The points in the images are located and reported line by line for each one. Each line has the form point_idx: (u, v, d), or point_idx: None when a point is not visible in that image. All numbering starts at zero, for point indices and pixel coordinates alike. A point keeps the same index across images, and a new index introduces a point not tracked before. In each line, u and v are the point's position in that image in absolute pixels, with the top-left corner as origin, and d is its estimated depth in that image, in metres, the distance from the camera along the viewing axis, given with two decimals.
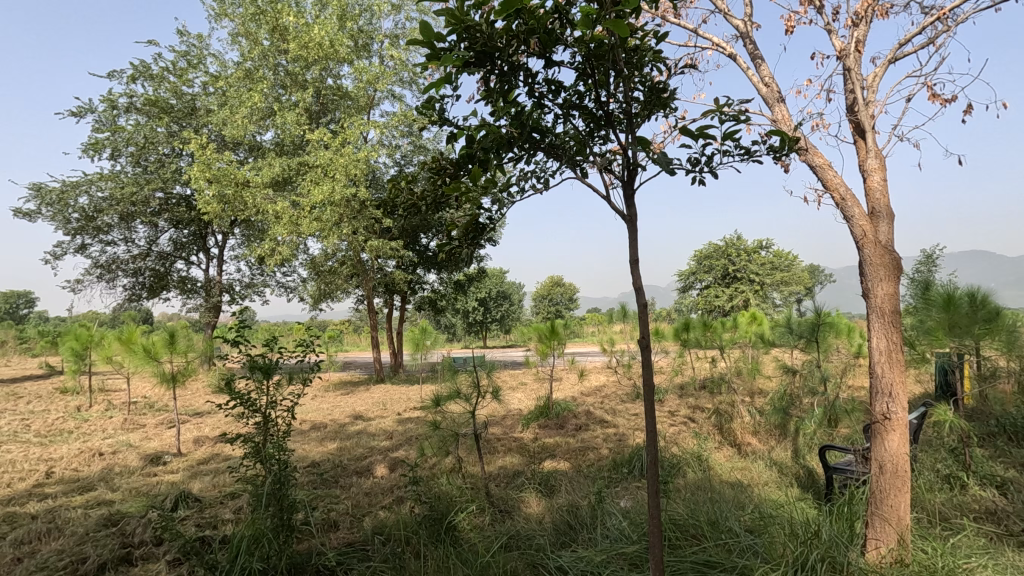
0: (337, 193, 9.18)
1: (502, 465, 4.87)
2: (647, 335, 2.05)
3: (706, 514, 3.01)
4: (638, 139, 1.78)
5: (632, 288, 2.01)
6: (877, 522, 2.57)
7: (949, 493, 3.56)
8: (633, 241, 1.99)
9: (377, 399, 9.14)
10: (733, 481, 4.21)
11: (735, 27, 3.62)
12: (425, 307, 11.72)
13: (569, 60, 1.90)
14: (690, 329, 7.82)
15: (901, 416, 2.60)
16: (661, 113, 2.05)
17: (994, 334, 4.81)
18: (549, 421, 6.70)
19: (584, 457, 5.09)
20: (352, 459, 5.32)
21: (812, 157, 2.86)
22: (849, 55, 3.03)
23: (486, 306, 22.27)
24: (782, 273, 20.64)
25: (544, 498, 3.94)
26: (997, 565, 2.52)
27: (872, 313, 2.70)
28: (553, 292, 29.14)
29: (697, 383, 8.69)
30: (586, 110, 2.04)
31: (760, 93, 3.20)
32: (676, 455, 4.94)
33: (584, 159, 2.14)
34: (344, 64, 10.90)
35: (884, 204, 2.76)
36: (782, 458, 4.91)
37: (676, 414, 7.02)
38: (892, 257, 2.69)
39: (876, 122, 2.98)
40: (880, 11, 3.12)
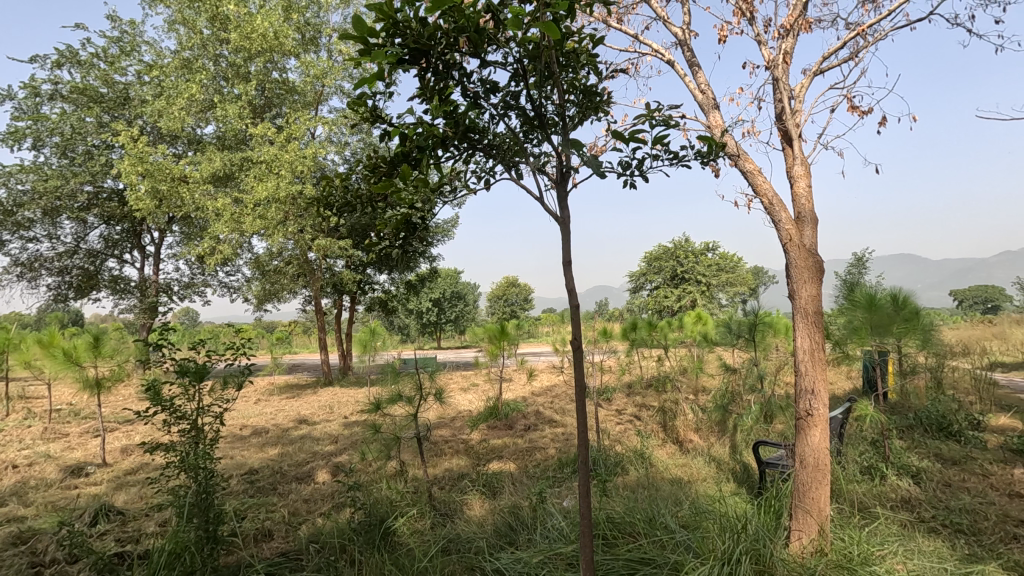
0: (282, 190, 8.86)
1: (448, 468, 4.83)
2: (579, 336, 2.06)
3: (643, 511, 3.06)
4: (571, 142, 1.80)
5: (564, 289, 2.02)
6: (800, 514, 2.68)
7: (869, 484, 3.77)
8: (565, 244, 2.00)
9: (324, 402, 8.88)
10: (672, 477, 4.32)
11: (674, 35, 3.71)
12: (375, 308, 11.49)
13: (502, 61, 1.89)
14: (638, 329, 7.98)
15: (821, 412, 2.73)
16: (595, 116, 2.08)
17: (911, 333, 5.14)
18: (498, 422, 6.69)
19: (530, 457, 5.12)
20: (293, 465, 5.15)
21: (742, 162, 2.95)
22: (778, 66, 3.16)
23: (440, 307, 22.16)
24: (727, 275, 21.39)
25: (487, 500, 3.93)
26: (906, 552, 2.68)
27: (797, 314, 2.82)
28: (508, 292, 29.16)
29: (644, 381, 8.90)
30: (522, 110, 2.03)
31: (697, 100, 3.29)
32: (619, 453, 5.02)
33: (520, 160, 2.14)
34: (290, 57, 10.57)
35: (809, 209, 2.89)
36: (719, 453, 5.07)
37: (623, 413, 7.14)
38: (815, 260, 2.80)
39: (802, 130, 3.11)
40: (805, 26, 3.28)
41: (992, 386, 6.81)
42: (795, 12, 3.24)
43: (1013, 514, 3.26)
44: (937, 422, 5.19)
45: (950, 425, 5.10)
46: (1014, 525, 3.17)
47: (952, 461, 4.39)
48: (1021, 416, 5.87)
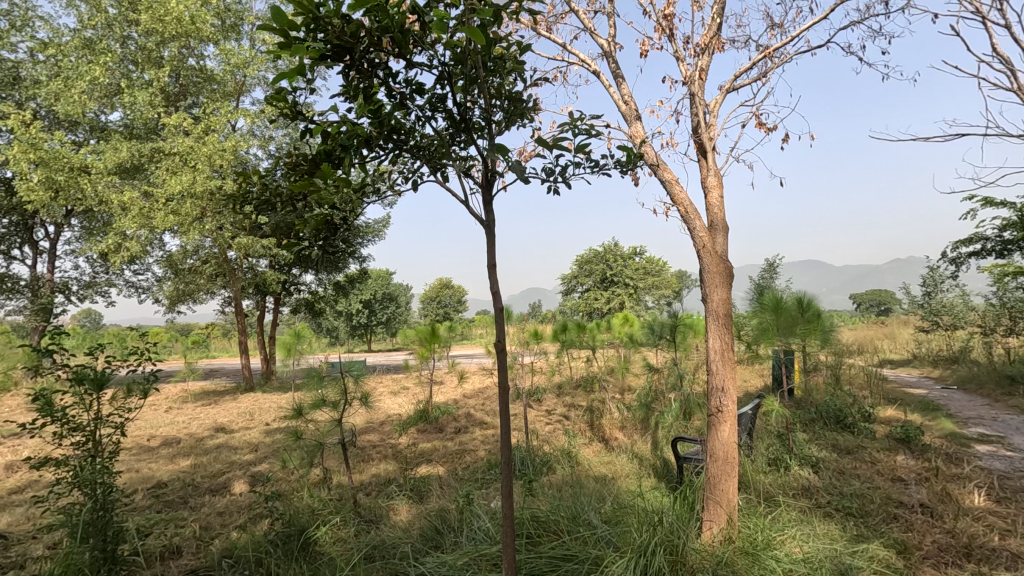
0: (198, 184, 8.32)
1: (375, 474, 4.72)
2: (503, 339, 2.08)
3: (568, 509, 3.14)
4: (497, 147, 1.83)
5: (489, 292, 2.04)
6: (711, 505, 2.85)
7: (774, 474, 4.06)
8: (491, 248, 2.02)
9: (243, 409, 8.43)
10: (597, 475, 4.46)
11: (600, 46, 3.84)
12: (301, 309, 11.03)
13: (429, 63, 1.88)
14: (568, 331, 8.14)
15: (730, 408, 2.90)
16: (521, 122, 2.12)
17: (812, 334, 5.59)
18: (428, 425, 6.62)
19: (459, 460, 5.10)
20: (207, 476, 4.85)
21: (661, 172, 3.10)
22: (694, 81, 3.35)
23: (371, 308, 21.69)
24: (652, 278, 22.27)
25: (414, 505, 3.89)
26: (804, 535, 2.91)
27: (709, 317, 2.99)
28: (441, 294, 28.86)
29: (573, 381, 9.10)
30: (448, 113, 2.04)
31: (620, 110, 3.42)
32: (547, 453, 5.11)
33: (446, 162, 2.14)
34: (208, 44, 9.97)
35: (721, 218, 3.08)
36: (642, 450, 5.28)
37: (552, 413, 7.28)
38: (725, 265, 2.99)
39: (716, 143, 3.31)
40: (719, 45, 3.50)
41: (881, 381, 7.52)
42: (710, 32, 3.44)
43: (895, 497, 3.61)
44: (834, 415, 5.66)
45: (845, 418, 5.58)
46: (895, 506, 3.51)
47: (846, 451, 4.80)
48: (905, 408, 6.51)
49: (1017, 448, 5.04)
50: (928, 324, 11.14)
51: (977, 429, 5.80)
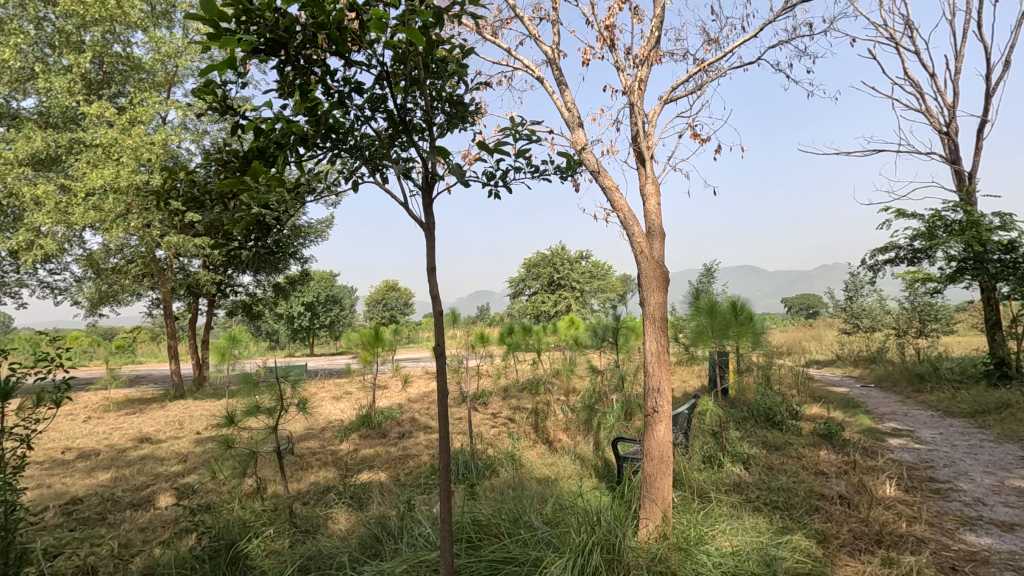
0: (123, 178, 7.79)
1: (313, 482, 4.57)
2: (442, 342, 2.06)
3: (509, 511, 3.15)
4: (438, 150, 1.82)
5: (429, 295, 2.02)
6: (647, 503, 2.93)
7: (709, 471, 4.22)
8: (430, 250, 2.01)
9: (172, 417, 7.96)
10: (540, 477, 4.50)
11: (544, 53, 3.89)
12: (237, 312, 10.54)
13: (369, 63, 1.85)
14: (513, 334, 8.17)
15: (665, 409, 2.99)
16: (463, 126, 2.11)
17: (743, 336, 5.85)
18: (371, 430, 6.47)
19: (402, 465, 5.02)
20: (129, 490, 4.55)
21: (602, 178, 3.17)
22: (634, 92, 3.45)
23: (313, 311, 21.03)
24: (598, 282, 22.75)
25: (354, 513, 3.79)
26: (732, 529, 3.05)
27: (646, 320, 3.08)
28: (388, 296, 28.35)
29: (519, 384, 9.15)
30: (388, 113, 2.00)
31: (563, 117, 3.47)
32: (491, 456, 5.12)
33: (386, 163, 2.10)
34: (136, 30, 9.41)
35: (658, 224, 3.18)
36: (584, 451, 5.36)
37: (498, 416, 7.29)
38: (662, 270, 3.09)
39: (654, 152, 3.42)
40: (657, 58, 3.62)
41: (807, 380, 7.97)
42: (648, 45, 3.55)
43: (817, 490, 3.84)
44: (764, 414, 5.96)
45: (775, 415, 5.88)
46: (817, 498, 3.73)
47: (775, 447, 5.06)
48: (828, 405, 6.93)
49: (925, 441, 5.46)
50: (850, 326, 11.91)
51: (891, 424, 6.25)
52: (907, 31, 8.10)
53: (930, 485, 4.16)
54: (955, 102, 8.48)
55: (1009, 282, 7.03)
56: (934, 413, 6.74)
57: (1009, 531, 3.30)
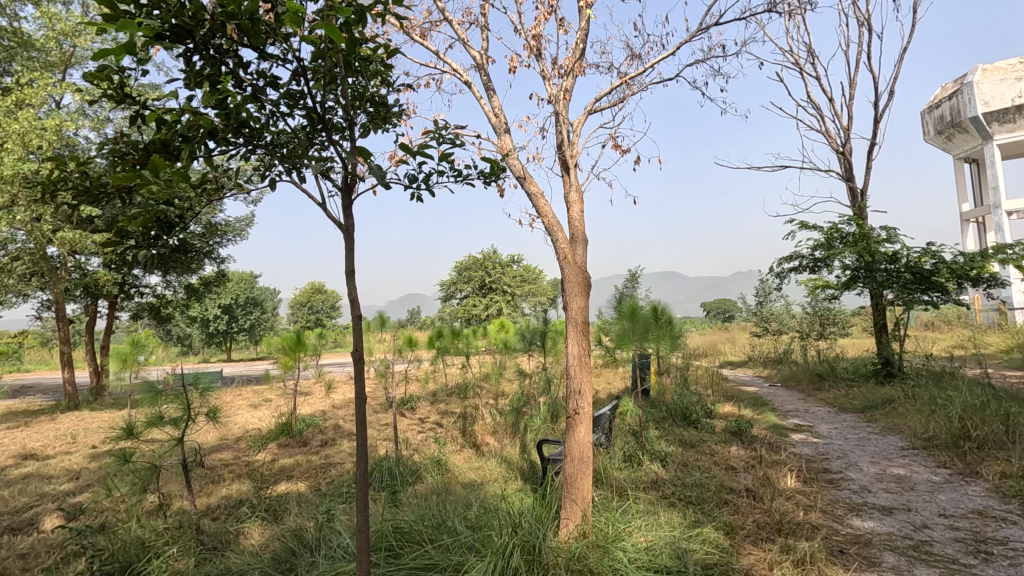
0: (7, 166, 7.00)
1: (224, 495, 4.31)
2: (361, 348, 2.01)
3: (432, 517, 3.13)
4: (358, 151, 1.78)
5: (347, 299, 1.97)
6: (567, 503, 3.00)
7: (628, 470, 4.38)
8: (349, 252, 1.96)
9: (63, 431, 7.25)
10: (467, 481, 4.49)
11: (473, 57, 3.90)
12: (143, 315, 9.76)
13: (285, 58, 1.77)
14: (442, 337, 8.08)
15: (586, 411, 3.07)
16: (386, 127, 2.07)
17: (661, 340, 6.13)
18: (291, 439, 6.20)
19: (324, 475, 4.84)
20: (8, 512, 4.10)
21: (527, 185, 3.22)
22: (559, 101, 3.53)
23: (231, 314, 19.89)
24: (530, 286, 23.03)
25: (269, 526, 3.61)
26: (648, 524, 3.18)
27: (569, 324, 3.15)
28: (313, 299, 27.29)
29: (448, 388, 9.09)
30: (307, 110, 1.93)
31: (491, 122, 3.50)
32: (417, 461, 5.04)
33: (304, 164, 2.03)
34: (27, 4, 8.53)
35: (581, 231, 3.26)
36: (511, 453, 5.41)
37: (426, 421, 7.20)
38: (584, 276, 3.17)
39: (578, 160, 3.52)
40: (582, 70, 3.73)
41: (721, 381, 8.46)
42: (573, 56, 3.65)
43: (727, 484, 4.07)
44: (681, 413, 6.25)
45: (691, 415, 6.18)
46: (726, 492, 3.96)
47: (691, 445, 5.32)
48: (739, 404, 7.38)
49: (821, 435, 5.94)
50: (760, 329, 12.78)
51: (794, 420, 6.76)
52: (809, 58, 8.81)
53: (825, 475, 4.54)
54: (849, 125, 9.31)
55: (892, 290, 7.80)
56: (830, 409, 7.36)
57: (889, 514, 3.66)
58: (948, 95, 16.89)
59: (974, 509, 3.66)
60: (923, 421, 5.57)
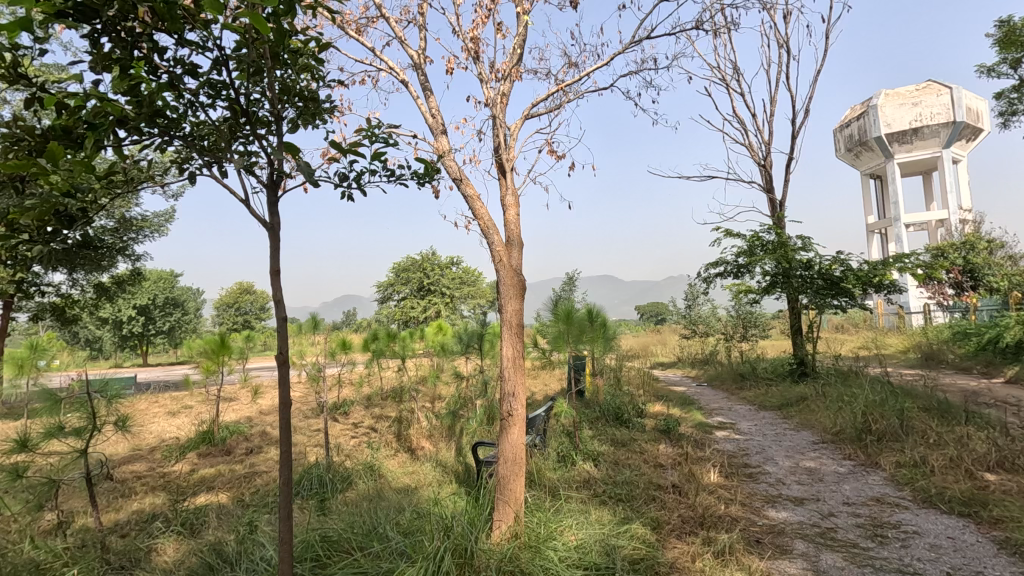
0: None
1: (136, 510, 4.01)
2: (285, 352, 1.94)
3: (362, 524, 3.04)
4: (286, 146, 1.71)
5: (272, 300, 1.89)
6: (501, 505, 3.00)
7: (562, 469, 4.46)
8: (275, 251, 1.88)
9: None
10: (400, 486, 4.41)
11: (410, 56, 3.85)
12: (44, 317, 8.92)
13: (206, 45, 1.68)
14: (377, 340, 7.87)
15: (519, 412, 3.09)
16: (316, 123, 2.01)
17: (595, 342, 6.28)
18: (212, 448, 5.85)
19: (248, 484, 4.61)
20: None
21: (464, 187, 3.21)
22: (496, 105, 3.55)
23: (148, 315, 18.58)
24: (468, 288, 22.93)
25: (184, 541, 3.40)
26: (579, 522, 3.24)
27: (503, 326, 3.16)
28: (241, 300, 25.97)
29: (383, 392, 8.90)
30: (229, 101, 1.84)
31: (427, 122, 3.47)
32: (348, 467, 4.90)
33: (226, 158, 1.93)
34: None
35: (517, 234, 3.29)
36: (446, 457, 5.36)
37: (359, 426, 7.01)
38: (519, 279, 3.19)
39: (514, 164, 3.54)
40: (519, 75, 3.77)
41: (651, 381, 8.78)
42: (510, 61, 3.68)
43: (654, 481, 4.22)
44: (614, 413, 6.42)
45: (623, 414, 6.37)
46: (655, 488, 4.11)
47: (623, 443, 5.47)
48: (668, 403, 7.68)
49: (742, 432, 6.29)
50: (689, 331, 13.36)
51: (718, 417, 7.11)
52: (735, 74, 9.31)
53: (744, 470, 4.80)
54: (770, 139, 9.90)
55: (807, 295, 8.37)
56: (751, 407, 7.80)
57: (800, 504, 3.92)
58: (856, 116, 18.37)
59: (873, 497, 3.99)
60: (832, 417, 6.01)
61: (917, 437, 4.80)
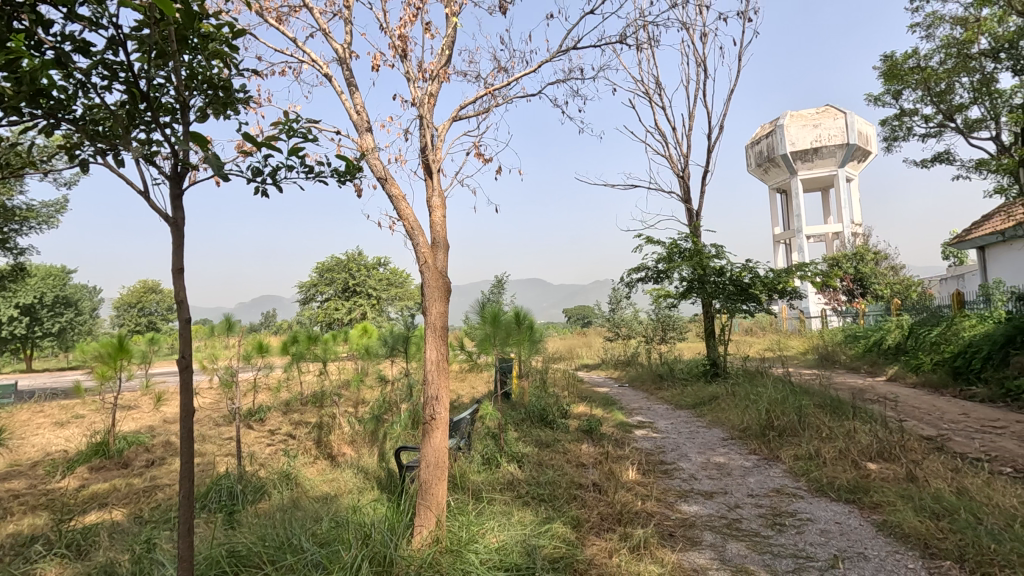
0: None
1: (11, 533, 3.59)
2: (188, 355, 1.81)
3: (275, 537, 2.90)
4: (193, 136, 1.61)
5: (174, 299, 1.76)
6: (422, 510, 2.96)
7: (486, 472, 4.47)
8: (177, 248, 1.76)
9: None
10: (319, 495, 4.24)
11: (334, 50, 3.73)
12: None
13: (102, 21, 1.54)
14: (297, 342, 7.52)
15: (442, 416, 3.06)
16: (228, 114, 1.90)
17: (521, 344, 6.35)
18: (107, 461, 5.36)
19: (148, 499, 4.26)
20: None
21: (388, 186, 3.15)
22: (423, 105, 3.51)
23: (33, 315, 16.75)
24: (396, 289, 22.45)
25: (70, 565, 3.08)
26: (501, 524, 3.26)
27: (427, 329, 3.12)
28: (145, 300, 24.01)
29: (303, 397, 8.54)
30: (128, 85, 1.70)
31: (351, 119, 3.37)
32: (262, 477, 4.65)
33: (124, 146, 1.77)
34: None
35: (442, 236, 3.26)
36: (368, 463, 5.22)
37: (276, 433, 6.67)
38: (444, 281, 3.17)
39: (441, 166, 3.52)
40: (448, 76, 3.75)
41: (576, 383, 9.00)
42: (439, 62, 3.65)
43: (576, 480, 4.32)
44: (539, 414, 6.53)
45: (548, 415, 6.48)
46: (576, 487, 4.20)
47: (547, 444, 5.57)
48: (591, 404, 7.90)
49: (659, 430, 6.58)
50: (613, 334, 13.82)
51: (638, 417, 7.41)
52: (657, 89, 9.74)
53: (660, 466, 5.02)
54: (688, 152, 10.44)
55: (719, 299, 8.91)
56: (668, 406, 8.19)
57: (709, 498, 4.15)
58: (766, 134, 19.77)
59: (773, 488, 4.30)
60: (739, 414, 6.42)
61: (812, 432, 5.23)
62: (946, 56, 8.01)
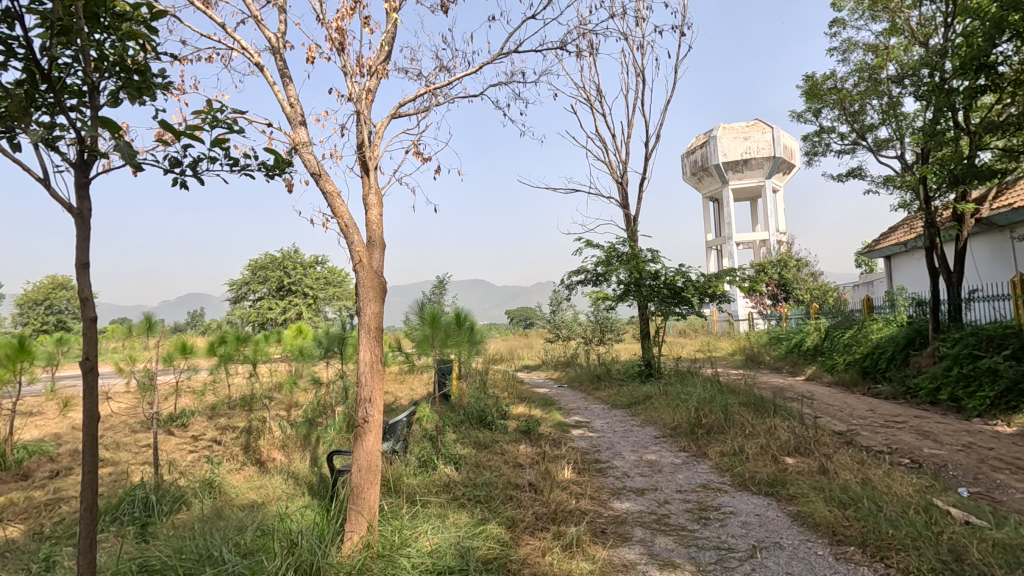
0: None
1: None
2: (93, 357, 1.68)
3: (193, 548, 2.74)
4: (102, 122, 1.50)
5: (78, 296, 1.63)
6: (353, 516, 2.88)
7: (422, 475, 4.41)
8: (81, 241, 1.63)
9: None
10: (244, 503, 4.05)
11: (267, 38, 3.57)
12: None
13: None
14: (226, 343, 7.14)
15: (376, 418, 2.99)
16: (145, 100, 1.78)
17: (460, 346, 6.32)
18: (3, 472, 4.89)
19: (49, 513, 3.92)
20: None
21: (323, 182, 3.05)
22: (361, 100, 3.43)
23: None
24: (334, 289, 21.76)
25: None
26: (435, 527, 3.22)
27: (361, 329, 3.05)
28: (55, 297, 22.10)
29: (231, 400, 8.12)
30: (27, 63, 1.56)
31: (284, 112, 3.24)
32: (182, 485, 4.38)
33: (21, 128, 1.63)
34: None
35: (378, 235, 3.20)
36: (299, 468, 5.03)
37: (200, 439, 6.31)
38: (379, 281, 3.11)
39: (378, 163, 3.44)
40: (387, 73, 3.67)
41: (516, 384, 9.05)
42: (377, 58, 3.58)
43: (512, 480, 4.34)
44: (478, 416, 6.51)
45: (486, 417, 6.48)
46: (512, 488, 4.22)
47: (485, 445, 5.56)
48: (530, 404, 7.97)
49: (595, 430, 6.72)
50: (553, 335, 14.00)
51: (575, 417, 7.54)
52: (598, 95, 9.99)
53: (595, 465, 5.14)
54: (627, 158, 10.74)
55: (654, 302, 9.22)
56: (605, 406, 8.39)
57: (641, 494, 4.28)
58: (700, 144, 20.65)
59: (700, 483, 4.49)
60: (671, 413, 6.66)
61: (736, 429, 5.50)
62: (859, 79, 8.68)
